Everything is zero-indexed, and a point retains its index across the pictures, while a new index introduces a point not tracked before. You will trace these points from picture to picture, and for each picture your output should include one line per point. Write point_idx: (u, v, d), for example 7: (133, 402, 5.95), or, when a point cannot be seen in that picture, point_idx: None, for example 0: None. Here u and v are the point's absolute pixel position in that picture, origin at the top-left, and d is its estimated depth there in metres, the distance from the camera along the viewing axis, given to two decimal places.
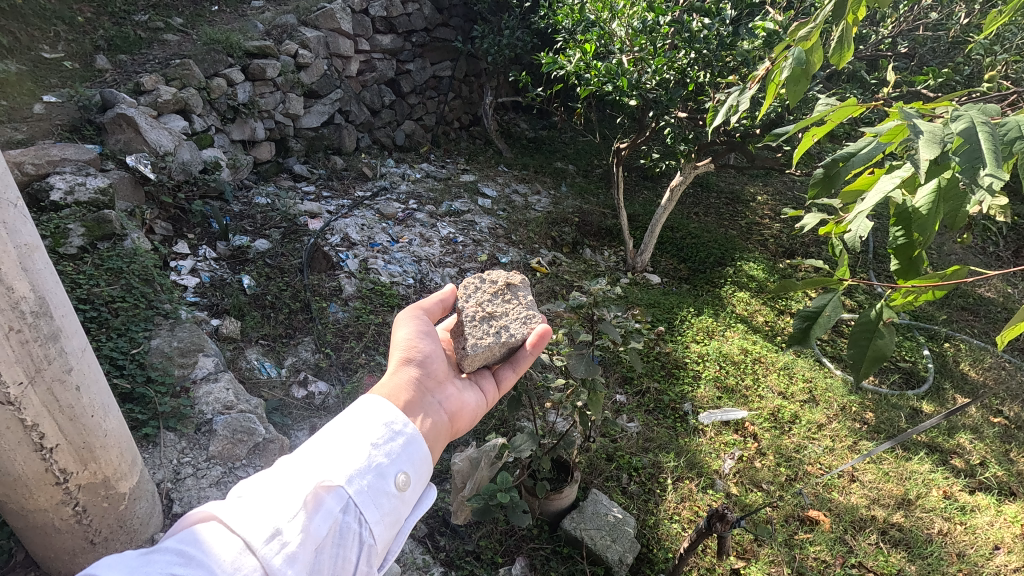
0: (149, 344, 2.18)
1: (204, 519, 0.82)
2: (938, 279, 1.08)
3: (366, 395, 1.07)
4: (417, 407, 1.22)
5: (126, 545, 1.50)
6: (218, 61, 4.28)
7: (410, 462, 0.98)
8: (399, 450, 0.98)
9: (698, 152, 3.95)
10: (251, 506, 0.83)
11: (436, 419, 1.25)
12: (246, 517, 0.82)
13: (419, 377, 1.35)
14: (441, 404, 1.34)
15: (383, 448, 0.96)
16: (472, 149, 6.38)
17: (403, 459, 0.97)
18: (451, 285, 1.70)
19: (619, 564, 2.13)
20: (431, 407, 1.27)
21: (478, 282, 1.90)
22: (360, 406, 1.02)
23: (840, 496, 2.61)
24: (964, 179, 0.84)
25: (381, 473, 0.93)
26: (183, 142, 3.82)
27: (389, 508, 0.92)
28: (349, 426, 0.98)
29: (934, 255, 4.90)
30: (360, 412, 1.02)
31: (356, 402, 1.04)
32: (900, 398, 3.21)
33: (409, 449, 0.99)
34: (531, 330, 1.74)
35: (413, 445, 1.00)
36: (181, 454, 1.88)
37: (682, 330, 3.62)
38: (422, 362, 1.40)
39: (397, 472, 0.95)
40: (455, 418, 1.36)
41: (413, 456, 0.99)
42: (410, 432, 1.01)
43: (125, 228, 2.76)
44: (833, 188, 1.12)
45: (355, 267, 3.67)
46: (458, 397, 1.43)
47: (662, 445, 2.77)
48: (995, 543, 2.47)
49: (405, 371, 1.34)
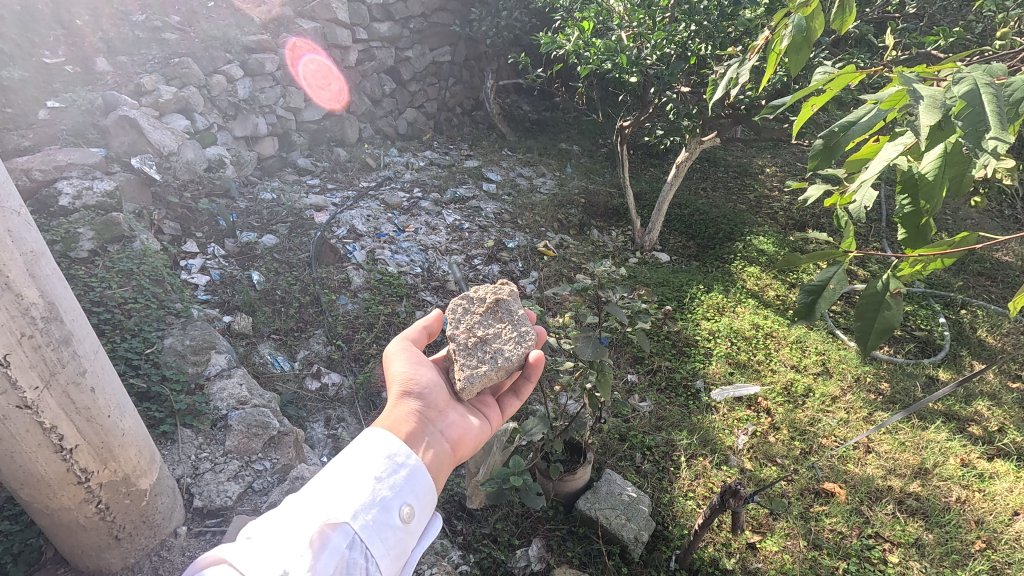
0: (162, 343, 2.20)
1: (214, 562, 0.87)
2: (947, 247, 1.07)
3: (369, 428, 1.14)
4: (419, 439, 1.27)
5: (150, 539, 1.54)
6: (216, 57, 4.45)
7: (414, 493, 1.05)
8: (402, 483, 1.04)
9: (704, 127, 3.82)
10: (259, 550, 0.88)
11: (438, 449, 1.29)
12: (253, 560, 0.87)
13: (419, 410, 1.38)
14: (444, 432, 1.38)
15: (386, 482, 1.03)
16: (475, 133, 6.33)
17: (406, 491, 1.04)
18: (436, 311, 1.66)
19: (635, 543, 2.16)
20: (432, 438, 1.32)
21: (466, 304, 1.85)
22: (362, 440, 1.09)
23: (855, 467, 2.60)
24: (966, 144, 0.82)
25: (385, 507, 1.00)
26: (186, 141, 3.88)
27: (395, 541, 0.98)
28: (353, 462, 1.04)
29: (948, 221, 4.82)
30: (362, 447, 1.08)
31: (360, 435, 1.11)
32: (915, 366, 3.18)
33: (412, 481, 1.06)
34: (527, 353, 1.71)
35: (415, 476, 1.07)
36: (199, 450, 1.90)
37: (692, 307, 3.60)
38: (419, 394, 1.43)
39: (401, 504, 1.02)
40: (458, 445, 1.40)
41: (416, 487, 1.06)
42: (413, 464, 1.08)
43: (134, 229, 2.79)
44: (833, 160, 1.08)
45: (363, 258, 3.69)
46: (461, 423, 1.47)
47: (675, 423, 2.78)
48: (1014, 509, 2.44)
49: (402, 405, 1.37)
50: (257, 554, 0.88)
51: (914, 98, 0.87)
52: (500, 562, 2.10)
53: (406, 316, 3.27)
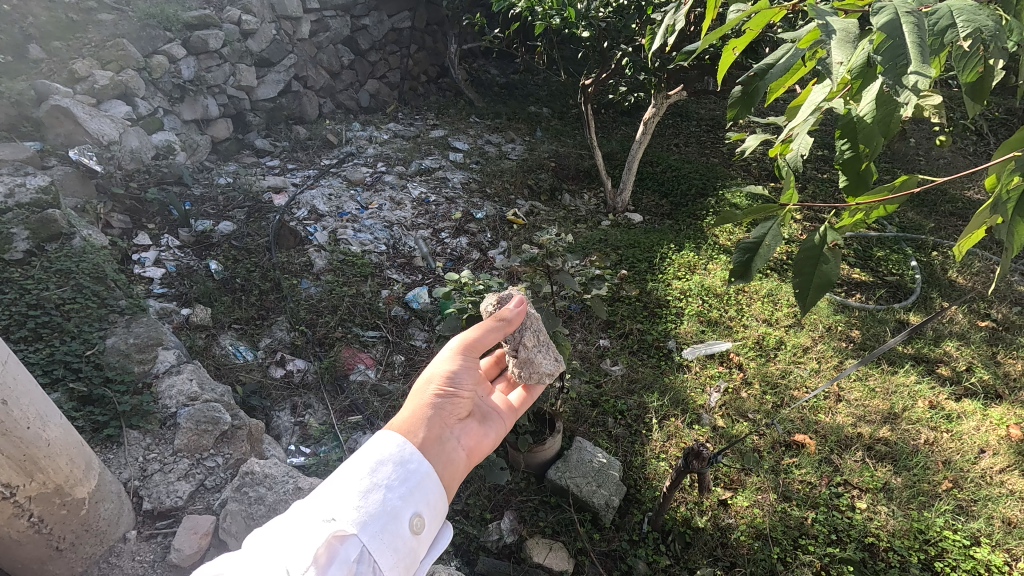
0: (104, 344, 2.10)
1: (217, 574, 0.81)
2: (887, 193, 1.06)
3: (380, 432, 1.09)
4: (443, 451, 1.22)
5: (97, 547, 1.50)
6: (155, 37, 4.17)
7: (425, 502, 1.01)
8: (413, 491, 1.00)
9: (669, 80, 3.67)
10: (261, 562, 0.83)
11: (454, 462, 1.24)
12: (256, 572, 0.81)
13: (446, 416, 1.33)
14: (461, 440, 1.33)
15: (398, 491, 0.98)
16: (441, 101, 6.14)
17: (417, 500, 1.00)
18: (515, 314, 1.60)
19: (606, 508, 2.16)
20: (451, 447, 1.27)
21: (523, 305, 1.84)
22: (375, 446, 1.05)
23: (826, 417, 2.60)
24: (888, 81, 0.75)
25: (396, 517, 0.95)
26: (129, 129, 3.73)
27: (405, 551, 0.94)
28: (361, 468, 1.00)
29: (923, 161, 4.76)
30: (374, 452, 1.04)
31: (370, 439, 1.07)
32: (886, 312, 3.17)
33: (422, 489, 1.02)
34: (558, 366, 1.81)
35: (427, 484, 1.03)
36: (147, 451, 1.84)
37: (663, 267, 3.55)
38: (453, 394, 1.41)
39: (412, 515, 0.97)
40: (474, 454, 1.36)
41: (427, 496, 1.02)
42: (424, 472, 1.04)
43: (73, 226, 2.66)
44: (754, 105, 0.99)
45: (325, 239, 3.60)
46: (477, 430, 1.43)
47: (647, 385, 2.76)
48: (980, 447, 2.47)
49: (434, 402, 1.33)
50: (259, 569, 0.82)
51: (826, 32, 0.80)
52: (472, 536, 2.10)
53: (372, 296, 3.19)
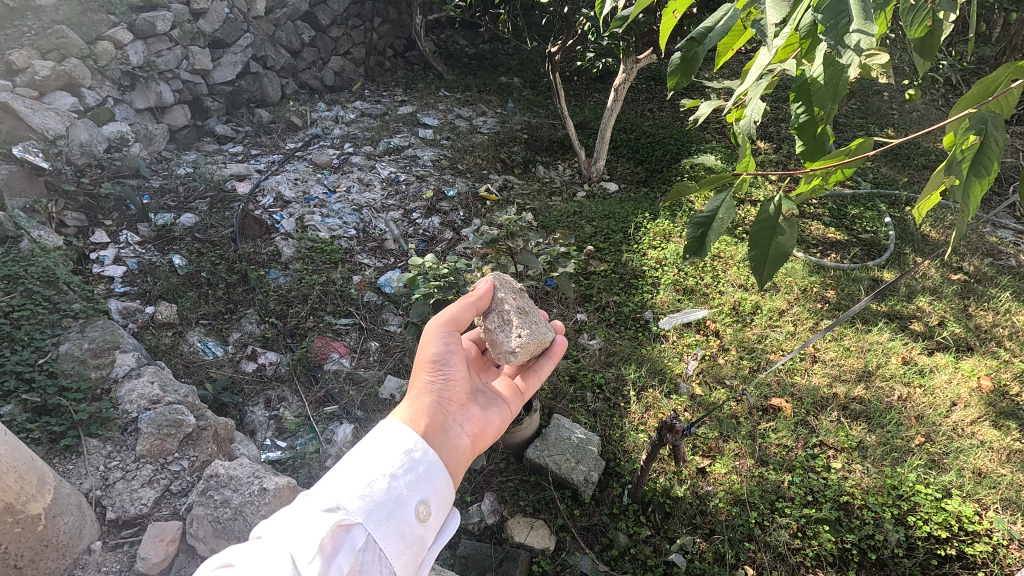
0: (58, 351, 2.03)
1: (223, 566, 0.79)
2: (843, 156, 1.02)
3: (385, 421, 1.06)
4: (446, 440, 1.24)
5: (60, 561, 1.46)
6: (98, 22, 3.95)
7: (432, 490, 0.98)
8: (420, 479, 0.97)
9: (637, 44, 3.56)
10: (267, 550, 0.81)
11: (456, 448, 1.26)
12: (261, 563, 0.79)
13: (445, 403, 1.34)
14: (464, 427, 1.34)
15: (404, 478, 0.95)
16: (409, 76, 5.97)
17: (423, 488, 0.96)
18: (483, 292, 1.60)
19: (585, 484, 2.16)
20: (453, 433, 1.28)
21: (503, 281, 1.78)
22: (379, 435, 1.01)
23: (801, 379, 2.61)
24: (829, 41, 0.69)
25: (401, 504, 0.92)
26: (76, 121, 3.58)
27: (412, 538, 0.91)
28: (366, 456, 0.96)
29: (896, 115, 4.73)
30: (378, 440, 1.01)
31: (377, 427, 1.04)
32: (860, 270, 3.17)
33: (428, 477, 0.98)
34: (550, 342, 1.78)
35: (434, 471, 1.00)
36: (108, 459, 1.79)
37: (638, 237, 3.52)
38: (449, 377, 1.39)
39: (419, 502, 0.94)
40: (479, 439, 1.37)
41: (433, 484, 0.99)
42: (430, 460, 1.00)
43: (20, 228, 2.55)
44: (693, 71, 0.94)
45: (292, 227, 3.51)
46: (480, 415, 1.44)
47: (624, 357, 2.75)
48: (952, 400, 2.51)
49: (431, 389, 1.33)
50: (265, 559, 0.80)
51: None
52: None
53: (343, 282, 3.13)
